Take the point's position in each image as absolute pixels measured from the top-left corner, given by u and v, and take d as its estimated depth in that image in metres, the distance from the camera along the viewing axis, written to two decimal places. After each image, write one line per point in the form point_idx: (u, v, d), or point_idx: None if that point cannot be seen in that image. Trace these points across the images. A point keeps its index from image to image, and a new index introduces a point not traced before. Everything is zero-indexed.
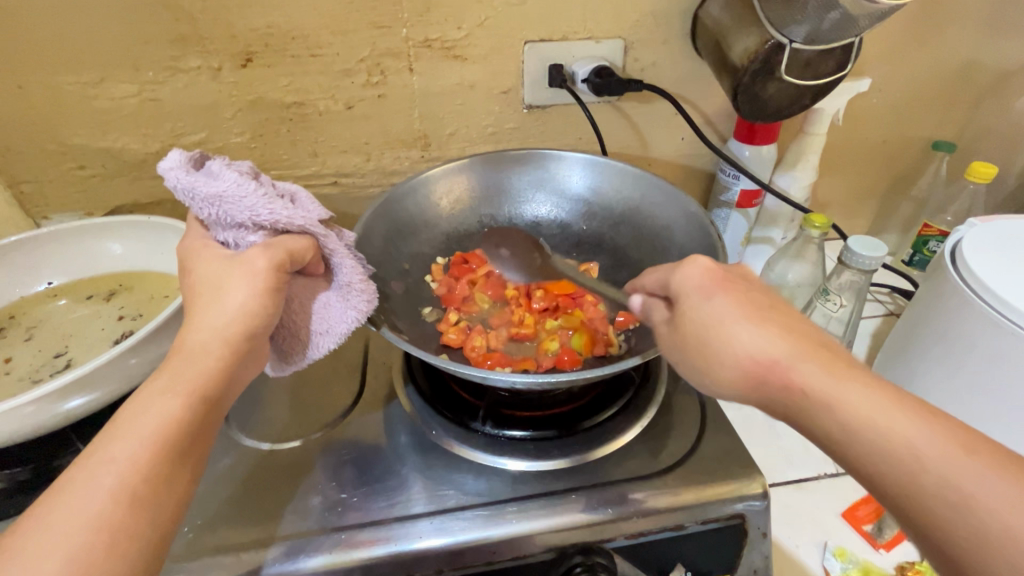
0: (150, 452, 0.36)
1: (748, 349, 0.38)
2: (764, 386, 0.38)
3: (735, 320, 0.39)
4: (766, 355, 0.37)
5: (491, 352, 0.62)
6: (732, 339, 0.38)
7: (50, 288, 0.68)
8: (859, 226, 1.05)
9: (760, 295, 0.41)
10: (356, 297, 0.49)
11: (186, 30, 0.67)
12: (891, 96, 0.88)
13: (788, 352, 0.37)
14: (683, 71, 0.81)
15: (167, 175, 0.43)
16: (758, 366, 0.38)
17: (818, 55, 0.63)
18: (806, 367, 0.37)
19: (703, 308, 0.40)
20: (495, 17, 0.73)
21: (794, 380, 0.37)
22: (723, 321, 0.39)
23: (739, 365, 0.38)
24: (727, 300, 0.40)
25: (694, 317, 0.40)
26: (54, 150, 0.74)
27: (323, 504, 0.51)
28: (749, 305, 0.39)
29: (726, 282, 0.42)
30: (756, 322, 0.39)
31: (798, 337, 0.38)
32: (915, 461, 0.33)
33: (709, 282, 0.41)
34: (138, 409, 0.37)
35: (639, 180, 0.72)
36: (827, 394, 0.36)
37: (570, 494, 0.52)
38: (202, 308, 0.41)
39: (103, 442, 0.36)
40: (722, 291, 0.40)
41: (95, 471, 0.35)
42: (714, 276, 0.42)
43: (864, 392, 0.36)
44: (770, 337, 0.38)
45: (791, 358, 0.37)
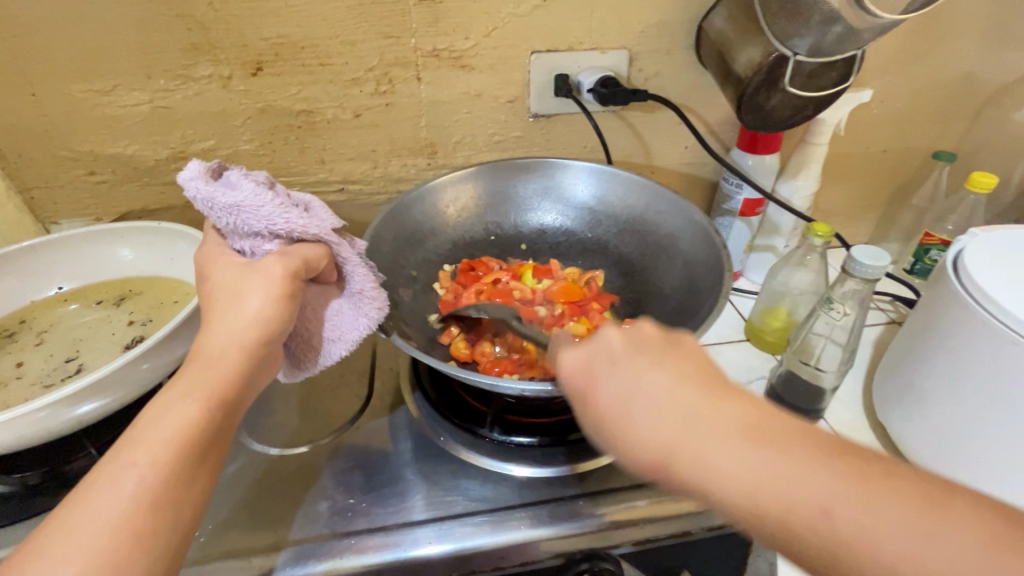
0: (169, 457, 0.36)
1: (654, 431, 0.32)
2: (670, 475, 0.31)
3: (639, 391, 0.33)
4: (658, 444, 0.32)
5: (498, 358, 0.62)
6: (632, 429, 0.33)
7: (60, 293, 0.68)
8: (860, 234, 1.06)
9: (649, 362, 0.34)
10: (368, 305, 0.50)
11: (198, 39, 0.68)
12: (892, 107, 0.89)
13: (675, 439, 0.31)
14: (686, 81, 0.82)
15: (187, 185, 0.44)
16: (656, 457, 0.32)
17: (821, 67, 0.64)
18: (692, 451, 0.31)
19: (605, 386, 0.35)
20: (501, 28, 0.74)
21: (687, 470, 0.31)
22: (624, 399, 0.34)
23: (639, 452, 0.32)
24: (626, 369, 0.35)
25: (596, 397, 0.35)
26: (65, 156, 0.75)
27: (332, 509, 0.52)
28: (652, 374, 0.34)
29: (613, 361, 0.36)
30: (654, 395, 0.33)
31: (687, 417, 0.32)
32: (845, 531, 0.27)
33: (600, 356, 0.36)
34: (157, 413, 0.38)
35: (644, 189, 0.72)
36: (730, 466, 0.30)
37: (577, 501, 0.52)
38: (219, 314, 0.42)
39: (124, 446, 0.37)
40: (620, 362, 0.35)
41: (115, 476, 0.35)
42: (608, 346, 0.36)
43: (776, 460, 0.29)
44: (671, 409, 0.32)
45: (678, 445, 0.31)
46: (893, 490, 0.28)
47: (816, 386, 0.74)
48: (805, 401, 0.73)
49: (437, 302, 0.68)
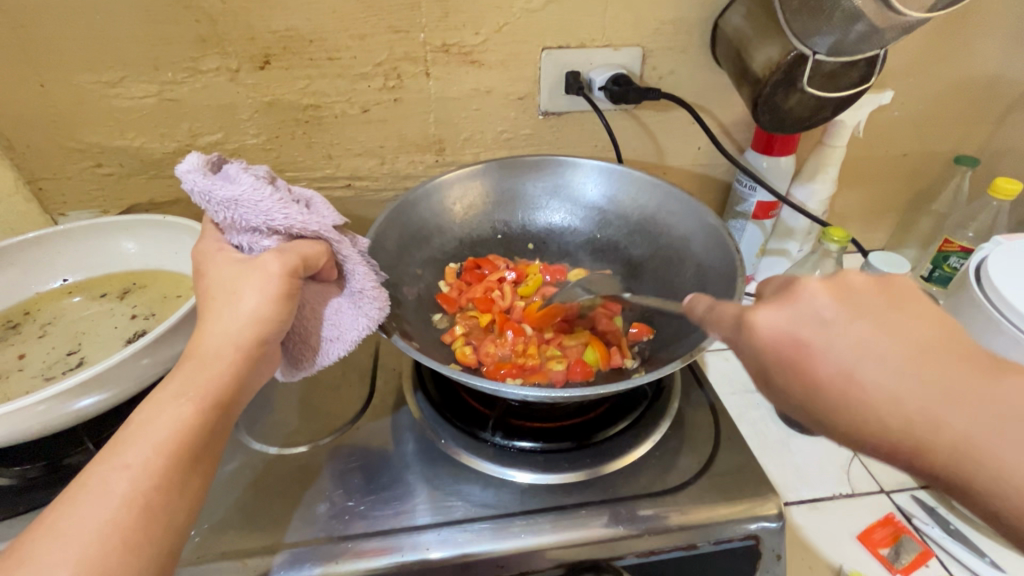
0: (162, 459, 0.36)
1: (894, 396, 0.29)
2: (911, 447, 0.29)
3: (866, 331, 0.30)
4: (904, 421, 0.29)
5: (505, 362, 0.61)
6: (860, 405, 0.29)
7: (65, 285, 0.68)
8: (876, 240, 1.03)
9: (875, 334, 0.30)
10: (368, 304, 0.49)
11: (207, 31, 0.68)
12: (914, 109, 0.86)
13: (932, 411, 0.28)
14: (701, 80, 0.80)
15: (184, 177, 0.43)
16: (899, 434, 0.29)
17: (842, 67, 0.62)
18: (961, 431, 0.28)
19: (824, 361, 0.30)
20: (513, 23, 0.72)
21: (947, 448, 0.28)
22: (862, 347, 0.30)
23: (876, 430, 0.29)
24: (868, 327, 0.30)
25: (811, 368, 0.31)
26: (74, 147, 0.75)
27: (329, 511, 0.51)
28: (888, 346, 0.30)
29: (831, 329, 0.31)
30: (894, 374, 0.29)
31: (948, 393, 0.28)
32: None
33: (813, 321, 0.31)
34: (150, 414, 0.37)
35: (655, 189, 0.71)
36: (994, 459, 0.27)
37: (579, 510, 0.51)
38: (214, 312, 0.41)
39: (115, 447, 0.36)
40: (864, 316, 0.30)
41: (106, 478, 0.34)
42: (848, 297, 0.31)
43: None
44: (922, 378, 0.29)
45: (939, 420, 0.28)
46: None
47: None
48: None
49: (439, 301, 0.67)
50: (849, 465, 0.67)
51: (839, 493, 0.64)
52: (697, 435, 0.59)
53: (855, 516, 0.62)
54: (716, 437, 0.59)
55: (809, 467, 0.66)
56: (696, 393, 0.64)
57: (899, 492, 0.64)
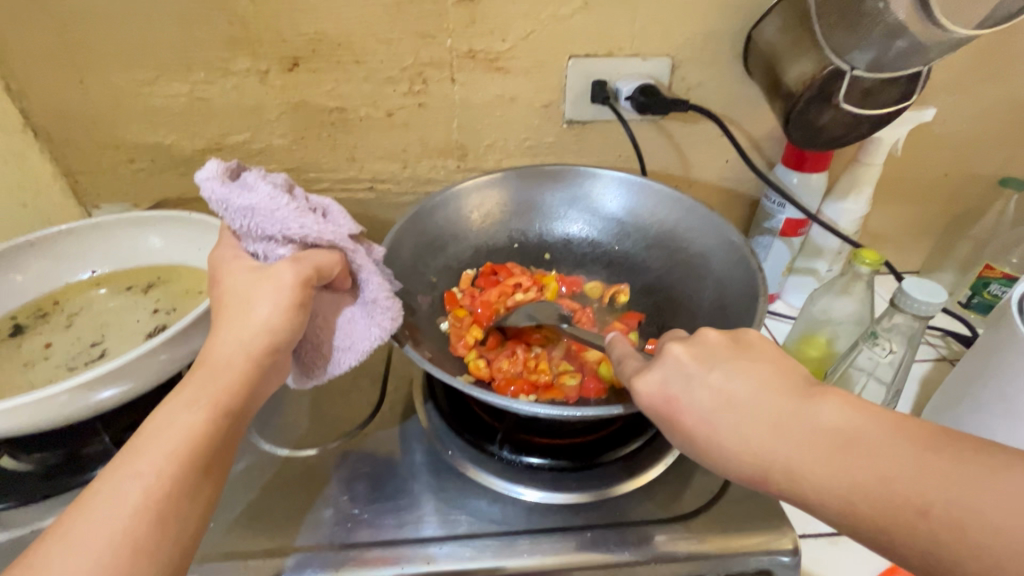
0: (173, 468, 0.36)
1: (731, 427, 0.37)
2: (760, 477, 0.36)
3: (705, 383, 0.39)
4: (752, 455, 0.36)
5: (517, 377, 0.59)
6: (712, 437, 0.38)
7: (93, 277, 0.70)
8: (910, 262, 0.99)
9: (730, 373, 0.39)
10: (381, 315, 0.48)
11: (238, 33, 0.69)
12: (957, 127, 0.82)
13: (767, 445, 0.36)
14: (731, 92, 0.78)
15: (202, 185, 0.44)
16: (753, 468, 0.36)
17: (881, 84, 0.59)
18: (794, 452, 0.35)
19: (688, 404, 0.39)
20: (540, 31, 0.72)
21: (783, 470, 0.35)
22: (695, 401, 0.39)
23: (736, 461, 0.37)
24: (721, 375, 0.39)
25: (680, 415, 0.39)
26: (108, 143, 0.77)
27: (334, 517, 0.51)
28: (727, 392, 0.38)
29: (693, 376, 0.40)
30: (734, 415, 0.37)
31: (775, 423, 0.36)
32: (901, 497, 0.32)
33: (679, 379, 0.40)
34: (162, 423, 0.37)
35: (676, 204, 0.69)
36: (817, 470, 0.34)
37: (586, 532, 0.50)
38: (228, 321, 0.41)
39: (128, 456, 0.36)
40: (723, 366, 0.39)
41: (119, 485, 0.35)
42: (677, 362, 0.41)
43: (848, 454, 0.34)
44: (762, 416, 0.37)
45: (777, 451, 0.36)
46: (929, 450, 0.33)
47: None
48: None
49: (449, 313, 0.66)
50: None
51: None
52: None
53: (875, 554, 0.59)
54: None
55: None
56: None
57: None
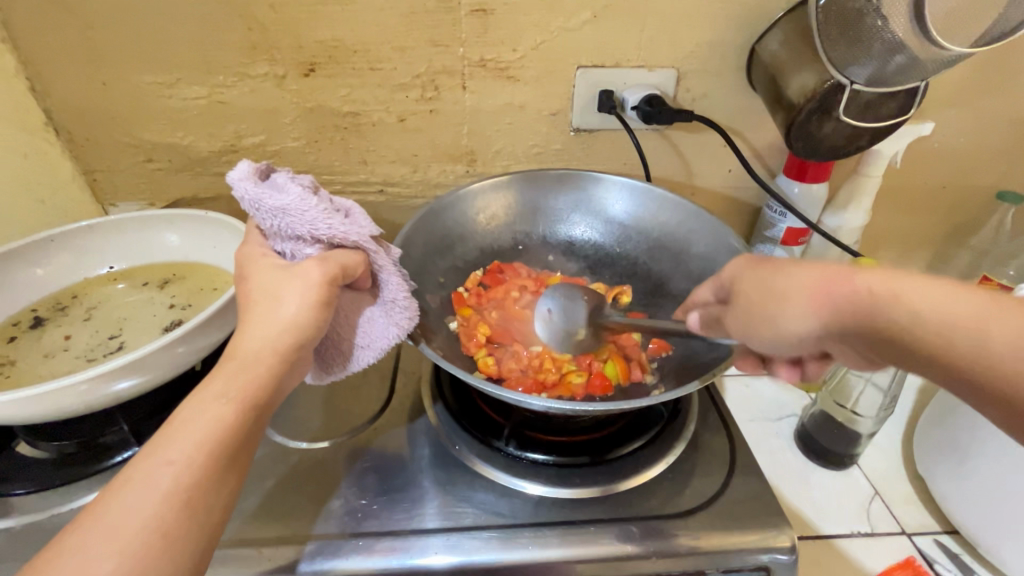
0: (203, 458, 0.38)
1: (796, 277, 0.40)
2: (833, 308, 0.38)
3: (779, 274, 0.41)
4: (817, 304, 0.39)
5: (525, 376, 0.60)
6: (781, 301, 0.40)
7: (111, 272, 0.72)
8: (910, 272, 1.01)
9: (790, 255, 0.42)
10: (399, 314, 0.50)
11: (257, 39, 0.71)
12: (955, 141, 0.84)
13: (835, 291, 0.38)
14: (734, 104, 0.80)
15: (235, 185, 0.45)
16: (820, 311, 0.39)
17: (880, 97, 0.62)
18: (862, 296, 0.38)
19: (758, 273, 0.42)
20: (550, 41, 0.74)
21: (852, 314, 0.38)
22: (771, 280, 0.41)
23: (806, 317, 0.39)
24: (782, 257, 0.43)
25: (752, 282, 0.42)
26: (128, 143, 0.79)
27: (344, 508, 0.52)
28: (788, 261, 0.42)
29: (764, 258, 0.44)
30: (806, 270, 0.40)
31: (839, 277, 0.39)
32: (960, 316, 0.35)
33: (753, 259, 0.44)
34: (192, 414, 0.39)
35: (679, 208, 0.71)
36: (887, 293, 0.37)
37: (590, 526, 0.51)
38: (257, 316, 0.43)
39: (159, 444, 0.38)
40: (778, 256, 0.44)
41: (151, 473, 0.36)
42: (750, 254, 0.46)
43: (916, 284, 0.37)
44: (819, 271, 0.39)
45: (844, 293, 0.38)
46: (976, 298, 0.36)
47: (851, 430, 0.69)
48: (835, 444, 0.69)
49: (456, 313, 0.68)
50: (869, 504, 0.65)
51: (859, 531, 0.62)
52: (712, 459, 0.59)
53: (872, 556, 0.60)
54: (733, 461, 0.59)
55: (826, 502, 0.65)
56: (712, 414, 0.64)
57: (919, 534, 0.63)
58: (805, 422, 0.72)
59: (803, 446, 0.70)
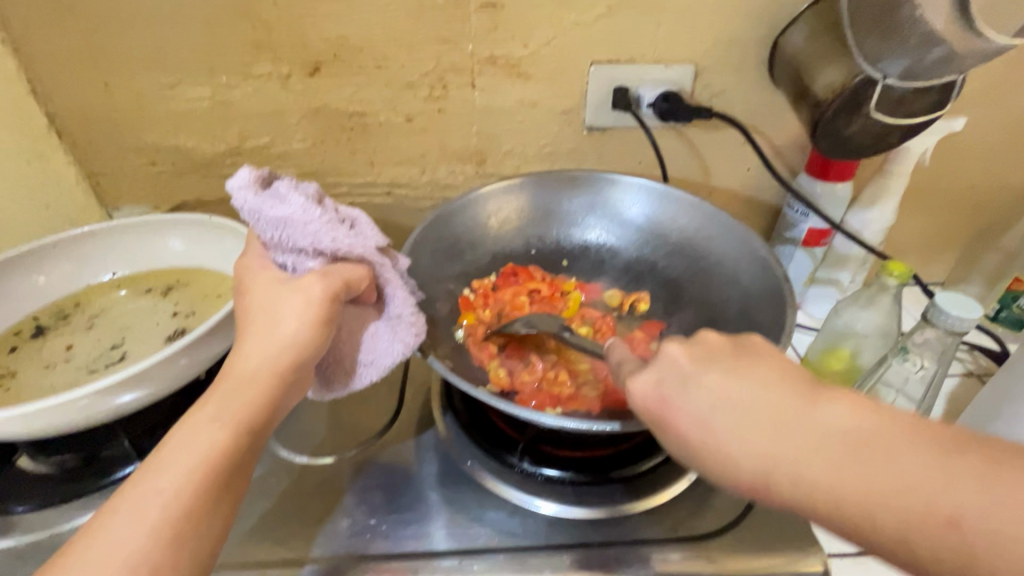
0: (194, 486, 0.36)
1: (733, 437, 0.35)
2: (766, 491, 0.34)
3: (718, 412, 0.36)
4: (757, 463, 0.34)
5: (538, 389, 0.58)
6: (720, 450, 0.35)
7: (114, 279, 0.70)
8: (935, 273, 0.97)
9: (727, 376, 0.37)
10: (405, 330, 0.48)
11: (261, 38, 0.69)
12: (987, 136, 0.80)
13: (775, 451, 0.34)
14: (755, 100, 0.77)
15: (235, 195, 0.43)
16: (755, 475, 0.34)
17: (914, 92, 0.58)
18: (795, 457, 0.33)
19: (684, 407, 0.37)
20: (563, 37, 0.71)
21: (786, 479, 0.33)
22: (708, 419, 0.36)
23: (742, 469, 0.34)
24: (717, 378, 0.37)
25: (676, 420, 0.37)
26: (131, 145, 0.77)
27: (351, 529, 0.50)
28: (726, 396, 0.36)
29: (687, 384, 0.37)
30: (734, 416, 0.35)
31: (776, 422, 0.34)
32: (918, 503, 0.30)
33: (672, 384, 0.38)
34: (184, 438, 0.37)
35: (699, 211, 0.68)
36: (824, 474, 0.32)
37: (607, 550, 0.49)
38: (255, 334, 0.41)
39: (149, 471, 0.36)
40: (722, 367, 0.37)
41: (140, 504, 0.34)
42: (676, 371, 0.38)
43: (860, 455, 0.32)
44: (760, 420, 0.35)
45: (780, 456, 0.33)
46: (947, 456, 0.31)
47: None
48: None
49: (462, 320, 0.65)
50: None
51: None
52: None
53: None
54: None
55: None
56: None
57: None
58: None
59: None
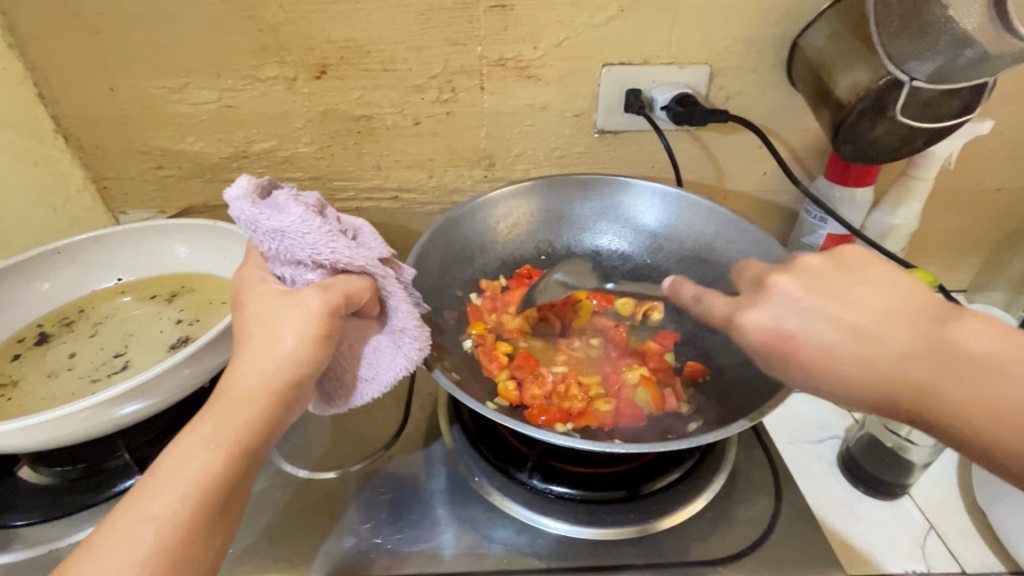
0: (188, 512, 0.34)
1: (858, 350, 0.36)
2: (887, 398, 0.36)
3: (847, 322, 0.36)
4: (886, 371, 0.36)
5: (548, 405, 0.56)
6: (843, 359, 0.36)
7: (119, 284, 0.69)
8: (959, 280, 0.94)
9: (847, 287, 0.37)
10: (408, 344, 0.47)
11: (267, 40, 0.68)
12: (1015, 139, 0.77)
13: (906, 360, 0.36)
14: (773, 102, 0.74)
15: (233, 205, 0.42)
16: (884, 379, 0.36)
17: (942, 95, 0.56)
18: (924, 366, 0.35)
19: (813, 333, 0.37)
20: (574, 38, 0.69)
21: (910, 385, 0.35)
22: (838, 322, 0.36)
23: (867, 375, 0.36)
24: (842, 295, 0.37)
25: (805, 344, 0.37)
26: (137, 150, 0.77)
27: (355, 547, 0.49)
28: (853, 316, 0.36)
29: (816, 296, 0.37)
30: (865, 328, 0.36)
31: (908, 334, 0.36)
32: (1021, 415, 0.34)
33: (807, 297, 0.37)
34: (178, 461, 0.36)
35: (715, 217, 0.66)
36: (948, 388, 0.35)
37: (620, 573, 0.47)
38: (252, 350, 0.39)
39: (141, 497, 0.34)
40: (833, 295, 0.37)
41: (131, 530, 0.33)
42: (798, 289, 0.38)
43: (979, 370, 0.35)
44: (890, 333, 0.36)
45: (909, 364, 0.35)
46: None
47: (904, 458, 0.64)
48: (887, 472, 0.63)
49: (470, 330, 0.63)
50: (925, 539, 0.60)
51: (915, 570, 0.57)
52: (754, 493, 0.54)
53: None
54: (776, 496, 0.54)
55: (875, 536, 0.60)
56: (750, 440, 0.60)
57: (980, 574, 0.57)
58: (850, 446, 0.66)
59: (848, 473, 0.65)
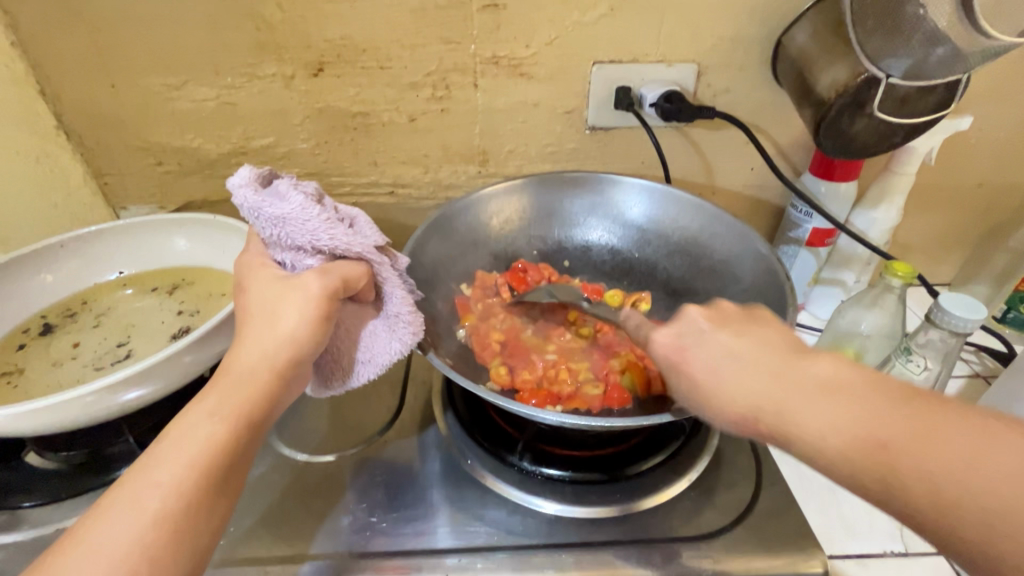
0: (192, 480, 0.36)
1: (732, 381, 0.38)
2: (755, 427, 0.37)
3: (725, 358, 0.39)
4: (747, 403, 0.37)
5: (538, 388, 0.58)
6: (718, 387, 0.39)
7: (120, 277, 0.71)
8: (943, 274, 0.96)
9: (732, 335, 0.40)
10: (403, 330, 0.48)
11: (265, 38, 0.69)
12: (994, 135, 0.79)
13: (773, 392, 0.36)
14: (759, 99, 0.76)
15: (236, 192, 0.44)
16: (748, 412, 0.37)
17: (918, 91, 0.58)
18: (789, 399, 0.36)
19: (696, 359, 0.40)
20: (565, 36, 0.71)
21: (776, 422, 0.36)
22: (715, 363, 0.39)
23: (733, 405, 0.38)
24: (729, 335, 0.40)
25: (688, 368, 0.41)
26: (138, 146, 0.78)
27: (352, 526, 0.51)
28: (733, 349, 0.39)
29: (701, 337, 0.41)
30: (737, 364, 0.38)
31: (776, 371, 0.37)
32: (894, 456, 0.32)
33: (688, 337, 0.42)
34: (183, 433, 0.37)
35: (701, 211, 0.68)
36: (815, 422, 0.35)
37: (606, 549, 0.49)
38: (255, 330, 0.41)
39: (148, 465, 0.36)
40: (732, 326, 0.41)
41: (139, 495, 0.35)
42: (692, 326, 0.42)
43: (842, 402, 0.34)
44: (760, 368, 0.38)
45: (776, 398, 0.36)
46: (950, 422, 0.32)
47: None
48: None
49: (462, 320, 0.65)
50: (903, 521, 0.62)
51: (893, 550, 0.59)
52: (736, 475, 0.56)
53: None
54: (757, 478, 0.56)
55: (855, 517, 0.62)
56: None
57: None
58: None
59: None
